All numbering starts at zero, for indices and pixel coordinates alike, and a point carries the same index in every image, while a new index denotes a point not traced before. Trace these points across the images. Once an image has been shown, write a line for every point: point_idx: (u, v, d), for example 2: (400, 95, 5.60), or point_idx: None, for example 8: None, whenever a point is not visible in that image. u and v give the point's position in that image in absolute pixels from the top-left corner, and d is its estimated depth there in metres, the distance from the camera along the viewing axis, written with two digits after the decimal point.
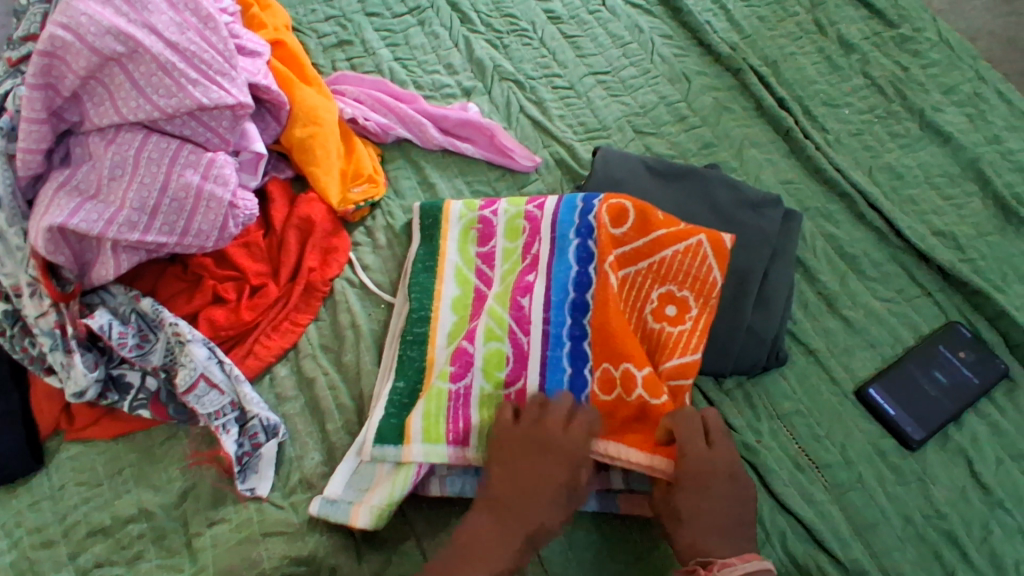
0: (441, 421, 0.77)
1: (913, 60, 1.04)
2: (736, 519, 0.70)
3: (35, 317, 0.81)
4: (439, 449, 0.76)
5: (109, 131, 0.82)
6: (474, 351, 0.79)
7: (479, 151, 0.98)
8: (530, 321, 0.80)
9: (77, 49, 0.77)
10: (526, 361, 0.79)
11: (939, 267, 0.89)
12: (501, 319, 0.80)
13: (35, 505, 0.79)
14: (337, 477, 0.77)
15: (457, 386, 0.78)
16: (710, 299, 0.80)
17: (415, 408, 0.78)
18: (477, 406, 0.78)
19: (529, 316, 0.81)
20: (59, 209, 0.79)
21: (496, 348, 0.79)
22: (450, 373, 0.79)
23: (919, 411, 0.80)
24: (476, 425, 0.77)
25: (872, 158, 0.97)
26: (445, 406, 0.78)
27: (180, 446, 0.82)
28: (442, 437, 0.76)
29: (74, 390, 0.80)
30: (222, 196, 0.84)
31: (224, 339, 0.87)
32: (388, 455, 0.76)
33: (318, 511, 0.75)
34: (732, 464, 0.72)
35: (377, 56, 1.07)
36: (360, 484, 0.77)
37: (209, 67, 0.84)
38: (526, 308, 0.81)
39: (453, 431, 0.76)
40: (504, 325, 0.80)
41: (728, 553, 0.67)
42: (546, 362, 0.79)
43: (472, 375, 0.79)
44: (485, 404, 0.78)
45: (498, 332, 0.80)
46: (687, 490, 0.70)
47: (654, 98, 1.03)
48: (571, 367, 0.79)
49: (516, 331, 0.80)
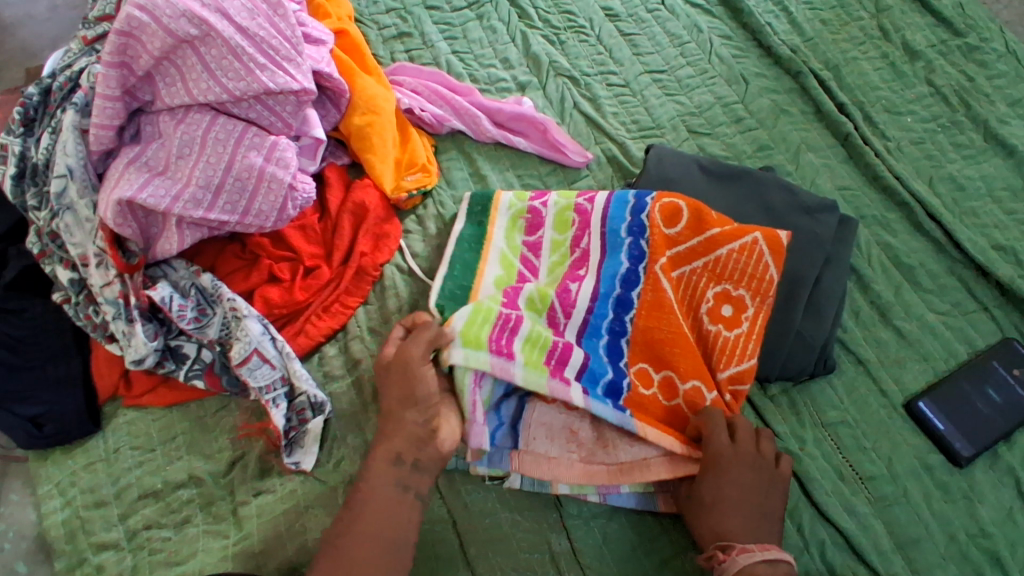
0: (485, 331, 0.77)
1: (980, 70, 1.02)
2: (759, 508, 0.70)
3: (101, 286, 0.85)
4: (479, 355, 0.75)
5: (179, 111, 0.85)
6: (524, 298, 0.82)
7: (531, 145, 0.99)
8: (573, 305, 0.81)
9: (152, 31, 0.80)
10: (565, 333, 0.81)
11: (998, 282, 0.87)
12: (545, 296, 0.82)
13: (91, 467, 0.83)
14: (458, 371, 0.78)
15: (506, 311, 0.79)
16: (766, 300, 0.80)
17: (462, 314, 0.78)
18: (519, 347, 0.77)
19: (574, 300, 0.81)
20: (129, 183, 0.82)
21: (533, 318, 0.81)
22: (502, 300, 0.81)
23: (969, 428, 0.79)
24: (521, 342, 0.77)
25: (934, 168, 0.95)
26: (492, 321, 0.78)
27: (231, 417, 0.85)
28: (484, 343, 0.76)
29: (134, 357, 0.83)
30: (283, 177, 0.87)
31: (276, 318, 0.89)
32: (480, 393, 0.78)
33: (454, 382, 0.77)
34: (755, 456, 0.72)
35: (435, 48, 1.09)
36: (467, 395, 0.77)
37: (276, 53, 0.87)
38: (573, 292, 0.82)
39: (553, 364, 0.77)
40: (547, 301, 0.82)
41: (749, 538, 0.68)
42: (581, 349, 0.80)
43: (520, 309, 0.81)
44: (529, 340, 0.78)
45: (538, 305, 0.81)
46: (709, 483, 0.70)
47: (710, 98, 1.03)
48: (608, 357, 0.79)
49: (556, 311, 0.82)
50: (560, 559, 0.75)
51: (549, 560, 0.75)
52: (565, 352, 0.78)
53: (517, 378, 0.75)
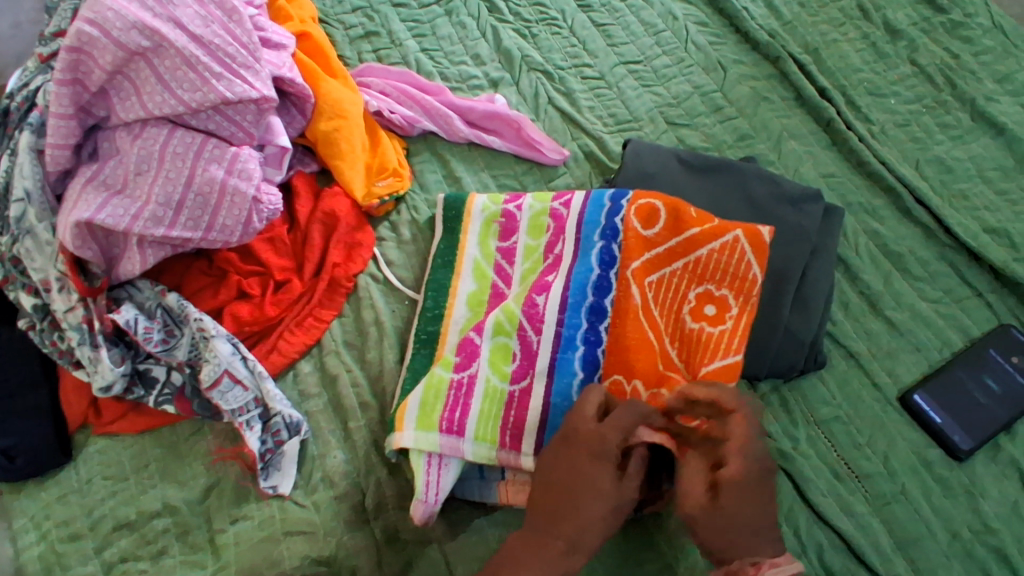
0: (437, 409, 0.75)
1: (964, 46, 0.99)
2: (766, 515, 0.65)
3: (64, 311, 0.81)
4: (430, 437, 0.73)
5: (135, 126, 0.82)
6: (480, 343, 0.78)
7: (506, 144, 0.96)
8: (543, 319, 0.78)
9: (103, 45, 0.77)
10: (532, 359, 0.77)
11: (992, 267, 0.84)
12: (512, 315, 0.78)
13: (64, 499, 0.79)
14: (409, 412, 0.75)
15: (460, 375, 0.77)
16: (750, 298, 0.77)
17: (413, 394, 0.76)
18: (472, 425, 0.74)
19: (543, 315, 0.78)
20: (86, 205, 0.79)
21: (503, 342, 0.78)
22: (454, 363, 0.77)
23: (968, 420, 0.76)
24: (474, 416, 0.74)
25: (920, 151, 0.92)
26: (444, 393, 0.76)
27: (205, 441, 0.82)
28: (434, 426, 0.74)
29: (101, 385, 0.80)
30: (246, 190, 0.84)
31: (247, 335, 0.86)
32: (437, 443, 0.73)
33: (406, 441, 0.73)
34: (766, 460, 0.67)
35: (403, 47, 1.05)
36: (423, 445, 0.73)
37: (232, 60, 0.83)
38: (540, 305, 0.78)
39: (508, 435, 0.74)
40: (515, 321, 0.78)
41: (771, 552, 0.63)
42: (555, 363, 0.76)
43: (477, 364, 0.77)
44: (484, 402, 0.75)
45: (506, 327, 0.78)
46: (741, 491, 0.63)
47: (688, 88, 0.99)
48: (582, 371, 0.75)
49: (526, 328, 0.78)
50: None
51: None
52: (524, 401, 0.75)
53: (468, 456, 0.73)
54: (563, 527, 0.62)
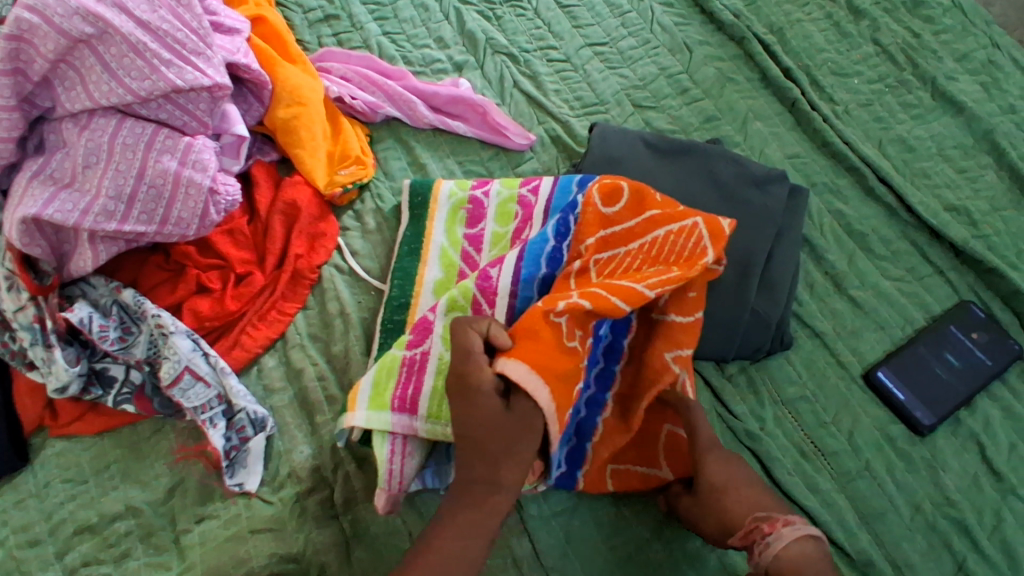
0: (389, 387, 0.72)
1: (926, 25, 0.99)
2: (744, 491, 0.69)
3: (14, 311, 0.78)
4: (382, 416, 0.71)
5: (82, 116, 0.78)
6: (435, 321, 0.75)
7: (470, 129, 0.95)
8: (497, 292, 0.76)
9: (44, 32, 0.73)
10: None
11: (953, 244, 0.85)
12: (466, 290, 0.76)
13: (21, 504, 0.77)
14: (362, 393, 0.72)
15: (412, 353, 0.74)
16: (694, 270, 0.72)
17: (366, 374, 0.74)
18: (425, 402, 0.72)
19: (496, 288, 0.76)
20: (33, 200, 0.75)
21: (458, 318, 0.75)
22: (407, 340, 0.75)
23: (929, 395, 0.77)
24: (426, 393, 0.72)
25: (883, 130, 0.93)
26: (397, 371, 0.73)
27: (167, 441, 0.80)
28: (386, 404, 0.72)
29: (57, 386, 0.77)
30: (201, 181, 0.81)
31: (208, 330, 0.84)
32: (388, 423, 0.71)
33: (363, 423, 0.71)
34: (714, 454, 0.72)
35: (365, 30, 1.02)
36: (380, 426, 0.71)
37: (182, 47, 0.80)
38: (494, 279, 0.76)
39: None
40: (468, 295, 0.76)
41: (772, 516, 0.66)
42: None
43: (430, 341, 0.74)
44: (437, 378, 0.73)
45: (460, 302, 0.76)
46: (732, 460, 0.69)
47: (654, 70, 0.99)
48: None
49: (479, 302, 0.76)
50: (522, 561, 0.72)
51: (511, 564, 0.72)
52: None
53: (421, 433, 0.71)
54: (480, 475, 0.60)
